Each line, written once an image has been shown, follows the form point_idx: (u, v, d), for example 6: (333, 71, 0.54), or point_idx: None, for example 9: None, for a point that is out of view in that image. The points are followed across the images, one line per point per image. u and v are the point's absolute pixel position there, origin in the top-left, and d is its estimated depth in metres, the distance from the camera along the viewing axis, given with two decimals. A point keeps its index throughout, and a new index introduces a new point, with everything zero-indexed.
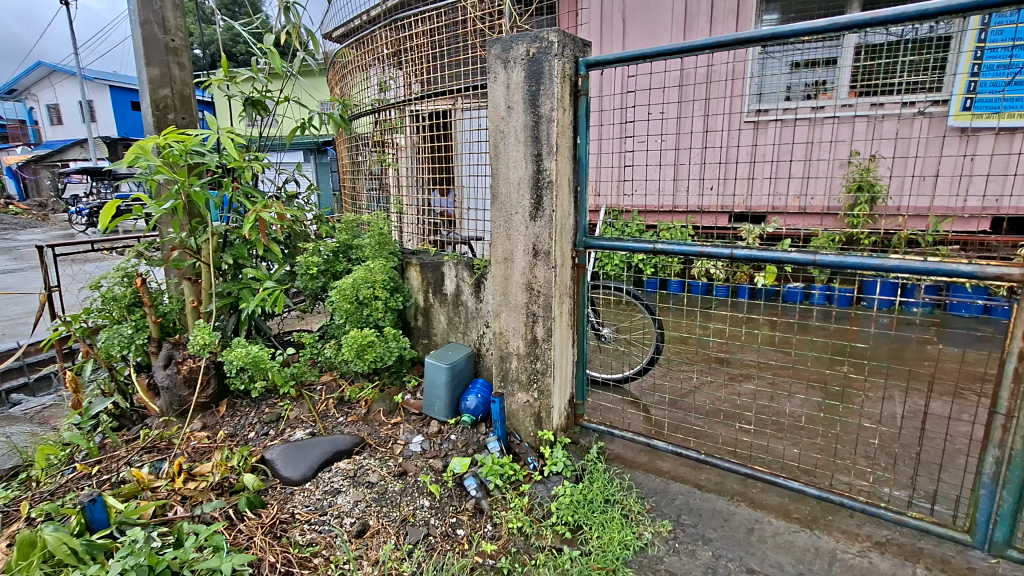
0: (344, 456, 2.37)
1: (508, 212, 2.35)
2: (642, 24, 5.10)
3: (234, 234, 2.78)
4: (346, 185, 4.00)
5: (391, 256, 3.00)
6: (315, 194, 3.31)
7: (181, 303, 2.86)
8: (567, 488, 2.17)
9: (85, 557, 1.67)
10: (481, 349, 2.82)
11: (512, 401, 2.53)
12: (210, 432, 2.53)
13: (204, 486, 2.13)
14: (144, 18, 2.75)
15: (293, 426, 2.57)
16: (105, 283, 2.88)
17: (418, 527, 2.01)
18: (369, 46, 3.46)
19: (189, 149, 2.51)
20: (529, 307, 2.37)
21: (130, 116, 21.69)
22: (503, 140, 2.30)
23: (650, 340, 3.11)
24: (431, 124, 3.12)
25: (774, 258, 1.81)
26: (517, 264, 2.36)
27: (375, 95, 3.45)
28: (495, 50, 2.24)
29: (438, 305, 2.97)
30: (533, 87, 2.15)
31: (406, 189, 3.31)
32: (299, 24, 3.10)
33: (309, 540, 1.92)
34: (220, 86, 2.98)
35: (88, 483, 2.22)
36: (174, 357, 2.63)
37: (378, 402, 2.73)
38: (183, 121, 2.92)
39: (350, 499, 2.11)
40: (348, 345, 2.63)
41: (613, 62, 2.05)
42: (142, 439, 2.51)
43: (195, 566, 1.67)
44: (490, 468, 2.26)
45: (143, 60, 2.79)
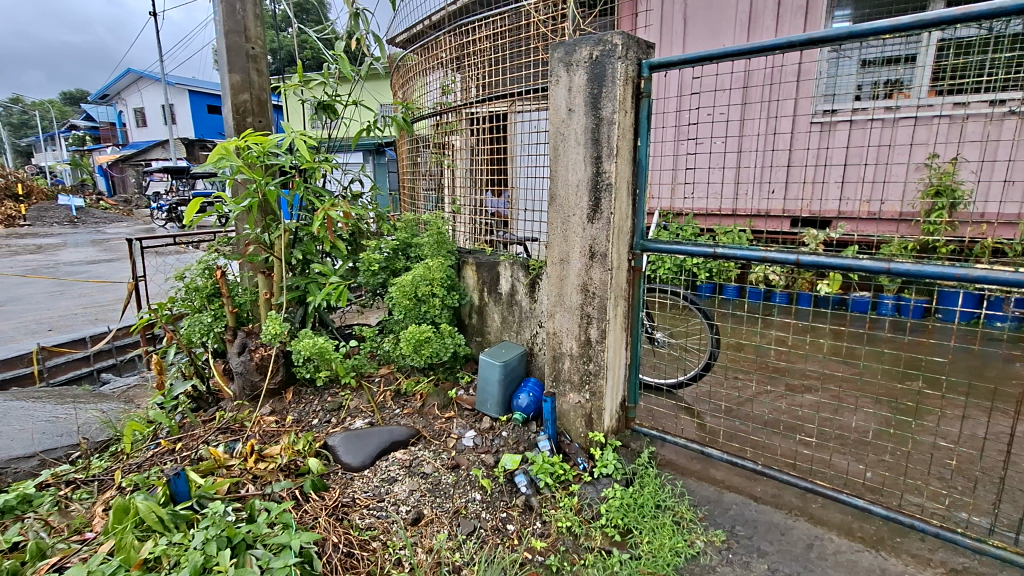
0: (400, 446, 2.45)
1: (566, 214, 2.37)
2: (704, 24, 4.99)
3: (303, 231, 2.94)
4: (406, 185, 4.13)
5: (449, 255, 3.08)
6: (377, 194, 3.44)
7: (253, 295, 3.05)
8: (618, 491, 2.17)
9: (170, 525, 1.81)
10: (534, 349, 2.85)
11: (563, 401, 2.55)
12: (278, 417, 2.69)
13: (273, 467, 2.27)
14: (228, 28, 2.95)
15: (353, 415, 2.69)
16: (188, 275, 3.12)
17: (469, 520, 2.07)
18: (431, 50, 3.56)
19: (267, 150, 2.68)
20: (583, 308, 2.38)
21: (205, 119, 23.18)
22: (563, 142, 2.32)
23: (705, 345, 3.06)
24: (489, 127, 3.18)
25: (844, 265, 1.73)
26: (574, 265, 2.38)
27: (437, 98, 3.56)
28: (559, 54, 2.26)
29: (492, 304, 3.03)
30: (595, 90, 2.16)
31: (462, 190, 3.39)
32: (367, 30, 3.22)
33: (368, 525, 2.01)
34: (294, 91, 3.15)
35: (170, 459, 2.41)
36: (247, 345, 2.82)
37: (433, 396, 2.81)
38: (260, 124, 3.11)
39: (406, 488, 2.19)
40: (406, 339, 2.73)
41: (678, 64, 2.03)
42: (218, 421, 2.70)
43: (267, 541, 1.76)
44: (540, 466, 2.29)
45: (226, 67, 2.99)
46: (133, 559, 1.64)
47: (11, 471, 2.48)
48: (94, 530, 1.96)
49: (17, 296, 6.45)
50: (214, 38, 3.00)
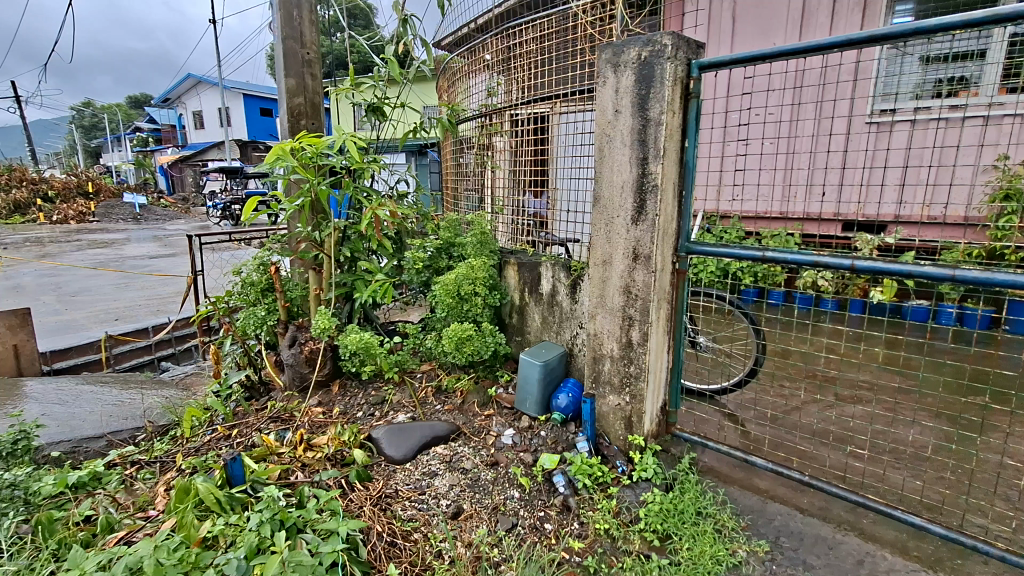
0: (440, 441, 2.50)
1: (610, 215, 2.37)
2: (754, 22, 4.87)
3: (352, 229, 3.04)
4: (449, 185, 4.21)
5: (492, 255, 3.12)
6: (421, 194, 3.52)
7: (303, 290, 3.17)
8: (657, 496, 2.15)
9: (227, 507, 1.91)
10: (574, 350, 2.85)
11: (603, 403, 2.54)
12: (325, 408, 2.79)
13: (321, 456, 2.35)
14: (286, 34, 3.08)
15: (395, 409, 2.76)
16: (244, 270, 3.27)
17: (508, 517, 2.09)
18: (476, 53, 3.62)
19: (319, 152, 2.79)
20: (625, 310, 2.37)
21: (257, 121, 24.17)
22: (609, 143, 2.32)
23: (751, 352, 3.01)
24: (532, 128, 3.21)
25: (903, 271, 1.65)
26: (616, 267, 2.37)
27: (482, 100, 3.60)
28: (606, 55, 2.26)
29: (533, 304, 3.04)
30: (642, 91, 2.14)
31: (505, 190, 3.43)
32: (416, 35, 3.28)
33: (410, 516, 2.06)
34: (346, 94, 3.26)
35: (226, 444, 2.53)
36: (298, 338, 2.94)
37: (473, 394, 2.85)
38: (313, 126, 3.23)
39: (446, 482, 2.24)
40: (448, 337, 2.78)
41: (728, 64, 2.00)
42: (269, 410, 2.83)
43: (316, 526, 1.83)
44: (579, 467, 2.29)
45: (283, 71, 3.13)
46: (193, 537, 1.73)
47: (83, 449, 2.67)
48: (156, 507, 2.08)
49: (87, 287, 6.92)
50: (273, 43, 3.14)
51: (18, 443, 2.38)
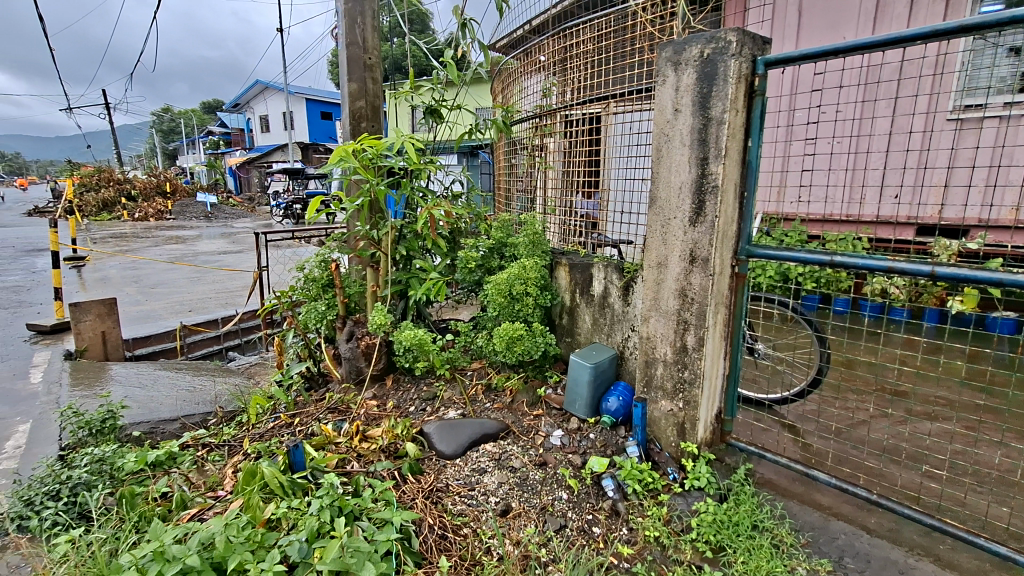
0: (490, 439, 2.52)
1: (666, 216, 2.32)
2: (822, 15, 4.63)
3: (408, 229, 3.12)
4: (501, 186, 4.25)
5: (543, 255, 3.13)
6: (474, 194, 3.57)
7: (361, 286, 3.27)
8: (710, 506, 2.09)
9: (290, 491, 2.00)
10: (625, 352, 2.81)
11: (654, 407, 2.49)
12: (379, 402, 2.88)
13: (375, 447, 2.42)
14: (350, 41, 3.21)
15: (446, 406, 2.81)
16: (307, 266, 3.43)
17: (556, 518, 2.09)
18: (532, 54, 3.63)
19: (379, 153, 2.88)
20: (680, 314, 2.31)
21: (318, 125, 25.26)
22: (667, 143, 2.27)
23: (814, 361, 2.88)
24: (586, 130, 3.20)
25: (993, 280, 1.52)
26: (672, 269, 2.32)
27: (537, 102, 3.61)
28: (667, 53, 2.22)
29: (584, 305, 3.02)
30: (704, 89, 2.09)
31: (557, 192, 3.43)
32: (473, 38, 3.33)
33: (460, 511, 2.10)
34: (406, 97, 3.35)
35: (288, 431, 2.66)
36: (355, 333, 3.05)
37: (522, 393, 2.87)
38: (373, 129, 3.34)
39: (495, 480, 2.26)
40: (499, 336, 2.80)
41: (798, 59, 1.92)
42: (327, 401, 2.95)
43: (372, 515, 1.88)
44: (629, 472, 2.26)
45: (346, 76, 3.25)
46: (259, 518, 1.83)
47: (161, 430, 2.87)
48: (225, 488, 2.21)
49: (165, 279, 7.45)
50: (338, 49, 3.27)
51: (106, 422, 2.61)
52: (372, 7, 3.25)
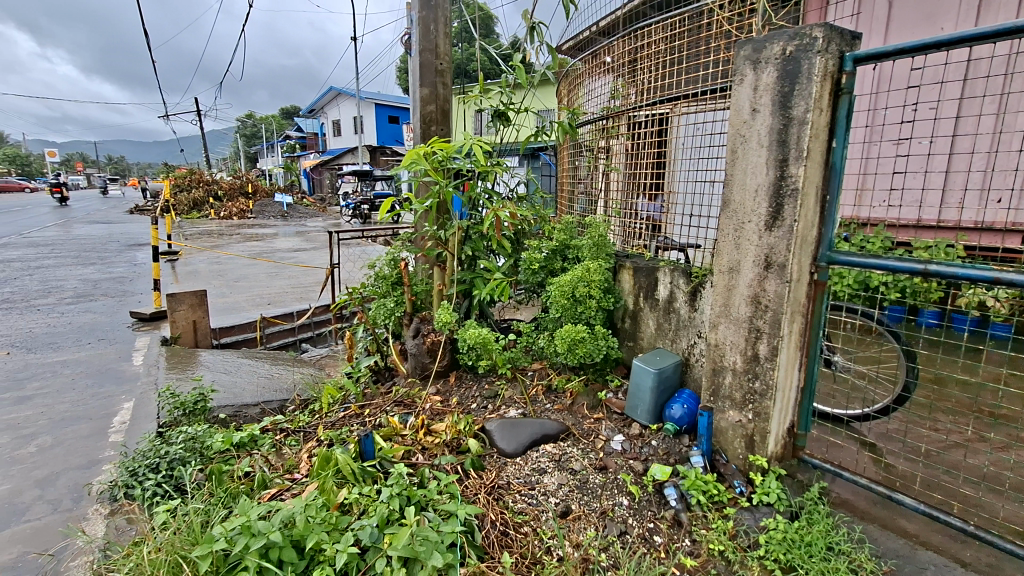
0: (551, 440, 2.53)
1: (740, 220, 2.24)
2: (917, 5, 4.31)
3: (473, 230, 3.18)
4: (565, 188, 4.26)
5: (608, 258, 3.10)
6: (539, 196, 3.59)
7: (427, 285, 3.38)
8: (780, 523, 2.00)
9: (361, 478, 2.10)
10: (691, 359, 2.74)
11: (721, 417, 2.41)
12: (443, 397, 2.96)
13: (439, 441, 2.49)
14: (423, 47, 3.33)
15: (507, 404, 2.85)
16: (377, 264, 3.58)
17: (616, 523, 2.07)
18: (599, 55, 3.61)
19: (448, 155, 2.96)
20: (752, 321, 2.22)
21: (384, 128, 26.25)
22: (743, 145, 2.19)
23: (899, 377, 2.66)
24: (654, 131, 3.14)
25: None
26: (744, 275, 2.23)
27: (605, 103, 3.58)
28: (746, 51, 2.15)
29: (648, 309, 2.97)
30: (786, 88, 2.00)
31: (622, 194, 3.40)
32: (542, 41, 3.34)
33: (520, 509, 2.12)
34: (474, 101, 3.43)
35: (357, 421, 2.78)
36: (421, 330, 3.16)
37: (582, 395, 2.86)
38: (442, 132, 3.43)
39: (555, 481, 2.26)
40: (561, 337, 2.81)
41: (892, 54, 1.80)
42: (394, 394, 3.06)
43: (438, 506, 1.94)
44: (692, 482, 2.21)
45: (418, 82, 3.37)
46: (333, 501, 1.94)
47: (244, 414, 3.09)
48: (300, 471, 2.34)
49: (246, 274, 8.00)
50: (411, 56, 3.40)
51: (198, 403, 2.84)
52: (444, 13, 3.35)
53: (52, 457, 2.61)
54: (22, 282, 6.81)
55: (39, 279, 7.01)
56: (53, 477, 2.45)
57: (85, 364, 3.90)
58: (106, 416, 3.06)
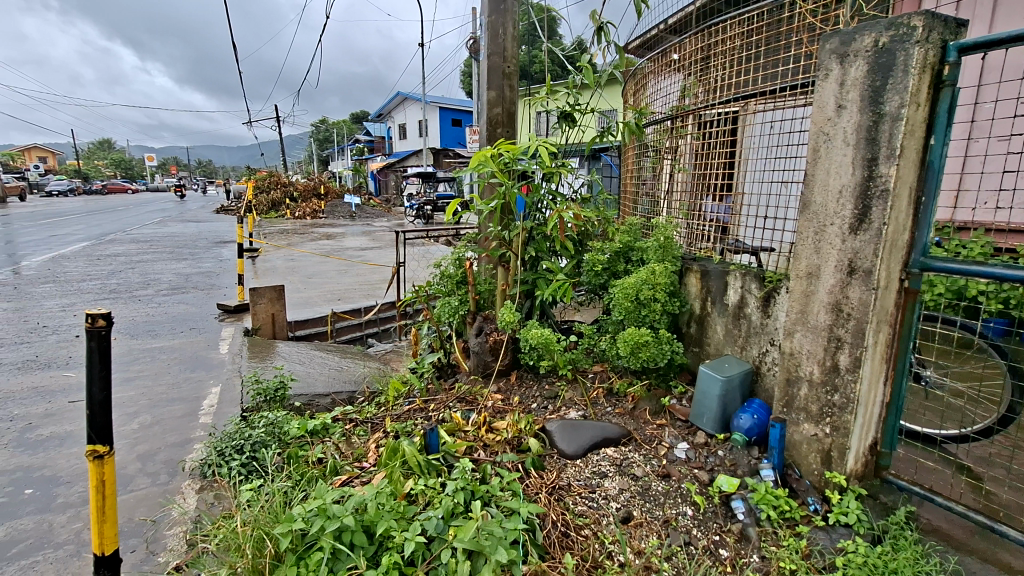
0: (612, 444, 2.50)
1: (821, 223, 2.11)
2: None
3: (537, 230, 3.20)
4: (630, 189, 4.20)
5: (674, 261, 3.02)
6: (603, 198, 3.56)
7: (490, 285, 3.43)
8: (861, 544, 1.89)
9: (426, 470, 2.16)
10: (762, 368, 2.62)
11: (795, 430, 2.28)
12: (504, 396, 3.00)
13: (500, 439, 2.52)
14: (491, 51, 3.39)
15: (568, 406, 2.85)
16: (443, 264, 3.67)
17: (680, 533, 2.02)
18: (667, 53, 3.53)
19: (514, 157, 2.99)
20: (832, 330, 2.10)
21: (448, 131, 26.89)
22: (826, 143, 2.08)
23: (1003, 397, 2.44)
24: (726, 130, 3.03)
25: None
26: (824, 281, 2.11)
27: (673, 102, 3.49)
28: (832, 45, 2.03)
29: (716, 314, 2.87)
30: (878, 82, 1.88)
31: (690, 195, 3.31)
32: (609, 41, 3.30)
33: (581, 511, 2.10)
34: (540, 103, 3.44)
35: (422, 415, 2.86)
36: (484, 329, 3.21)
37: (644, 400, 2.81)
38: (508, 134, 3.48)
39: (616, 485, 2.23)
40: (624, 341, 2.77)
41: (1005, 42, 1.64)
42: (457, 390, 3.13)
43: (500, 502, 1.97)
44: (762, 496, 2.11)
45: (485, 85, 3.43)
46: (400, 491, 2.01)
47: (317, 403, 3.26)
48: (368, 460, 2.44)
49: (318, 270, 8.45)
50: (479, 60, 3.47)
51: (277, 390, 3.04)
52: (513, 17, 3.39)
53: (152, 433, 2.88)
54: (126, 274, 7.54)
55: (140, 272, 7.74)
56: (153, 452, 2.70)
57: (178, 351, 4.26)
58: (197, 398, 3.34)
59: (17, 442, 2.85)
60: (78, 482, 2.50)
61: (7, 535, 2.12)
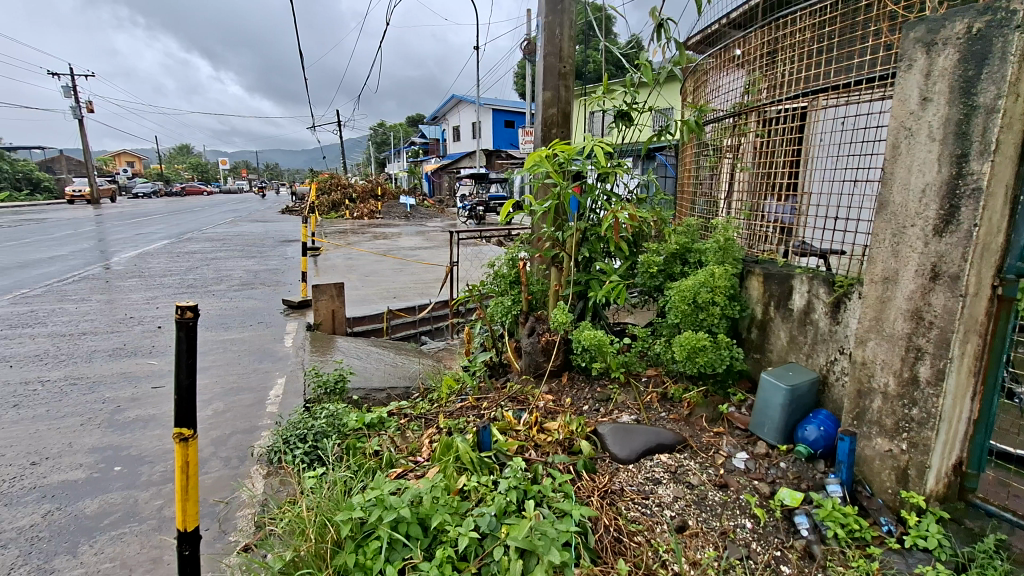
0: (666, 450, 2.44)
1: (900, 224, 1.97)
2: None
3: (592, 231, 3.17)
4: (687, 189, 4.09)
5: (734, 263, 2.92)
6: (659, 198, 3.48)
7: (543, 285, 3.44)
8: (941, 570, 1.75)
9: (479, 468, 2.19)
10: (830, 377, 2.48)
11: (866, 444, 2.14)
12: (555, 396, 2.99)
13: (551, 440, 2.51)
14: (548, 52, 3.39)
15: (620, 409, 2.80)
16: (496, 264, 3.72)
17: (738, 546, 1.94)
18: (730, 48, 3.40)
19: (570, 157, 2.97)
20: (911, 339, 1.95)
21: (500, 132, 27.13)
22: (908, 139, 1.94)
23: None
24: (793, 127, 2.90)
25: None
26: (903, 286, 1.97)
27: (736, 99, 3.37)
28: (917, 33, 1.89)
29: (779, 320, 2.74)
30: (971, 72, 1.74)
31: (752, 196, 3.18)
32: (669, 38, 3.23)
33: (634, 517, 2.05)
34: (597, 103, 3.41)
35: (474, 413, 2.90)
36: (536, 329, 3.21)
37: (701, 407, 2.72)
38: (563, 134, 3.47)
39: (670, 493, 2.17)
40: (680, 345, 2.69)
41: None
42: (508, 390, 3.14)
43: (553, 503, 1.96)
44: (829, 512, 2.00)
45: (541, 86, 3.44)
46: (454, 486, 2.05)
47: (373, 397, 3.38)
48: (422, 454, 2.49)
49: (375, 269, 8.74)
50: (535, 61, 3.48)
51: (337, 383, 3.17)
52: (570, 17, 3.38)
53: (225, 420, 3.07)
54: (202, 270, 8.10)
55: (215, 269, 8.28)
56: (225, 437, 2.88)
57: (247, 343, 4.52)
58: (264, 388, 3.54)
59: (109, 422, 3.12)
60: (160, 462, 2.70)
61: (99, 507, 2.32)
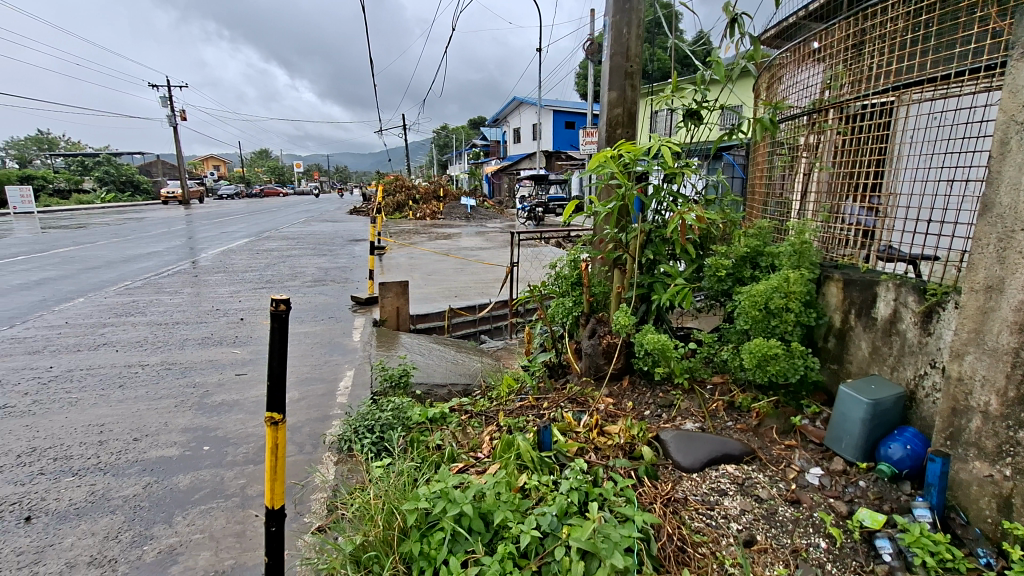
0: (733, 460, 2.35)
1: (1007, 228, 1.80)
2: None
3: (656, 232, 3.11)
4: (760, 190, 3.92)
5: (811, 268, 2.76)
6: (729, 200, 3.36)
7: (605, 287, 3.40)
8: None
9: (539, 466, 2.21)
10: (919, 393, 2.30)
11: (961, 468, 1.97)
12: (616, 400, 2.95)
13: (612, 443, 2.48)
14: (614, 51, 3.35)
15: (683, 416, 2.72)
16: (557, 265, 3.72)
17: (812, 566, 1.84)
18: (809, 41, 3.23)
19: (636, 157, 2.91)
20: (1019, 355, 1.78)
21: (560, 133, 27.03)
22: (1019, 134, 1.77)
23: None
24: (881, 123, 2.71)
25: None
26: (1010, 296, 1.79)
27: (816, 95, 3.19)
28: None
29: (860, 329, 2.57)
30: None
31: (832, 197, 3.00)
32: (743, 33, 3.10)
33: (698, 528, 1.99)
34: (664, 101, 3.33)
35: (533, 412, 2.92)
36: (597, 331, 3.19)
37: (771, 418, 2.60)
38: (628, 134, 3.43)
39: (737, 505, 2.09)
40: (749, 352, 2.58)
41: None
42: (568, 391, 3.14)
43: (615, 507, 1.94)
44: (916, 538, 1.85)
45: (607, 85, 3.40)
46: (515, 484, 2.07)
47: (434, 392, 3.46)
48: (483, 451, 2.53)
49: (437, 268, 8.96)
50: (602, 61, 3.45)
51: (402, 377, 3.29)
52: (639, 15, 3.32)
53: (299, 408, 3.26)
54: (278, 267, 8.63)
55: (290, 265, 8.81)
56: (300, 424, 3.06)
57: (318, 336, 4.77)
58: (334, 380, 3.72)
59: (199, 405, 3.39)
60: (242, 444, 2.90)
61: (191, 482, 2.53)
